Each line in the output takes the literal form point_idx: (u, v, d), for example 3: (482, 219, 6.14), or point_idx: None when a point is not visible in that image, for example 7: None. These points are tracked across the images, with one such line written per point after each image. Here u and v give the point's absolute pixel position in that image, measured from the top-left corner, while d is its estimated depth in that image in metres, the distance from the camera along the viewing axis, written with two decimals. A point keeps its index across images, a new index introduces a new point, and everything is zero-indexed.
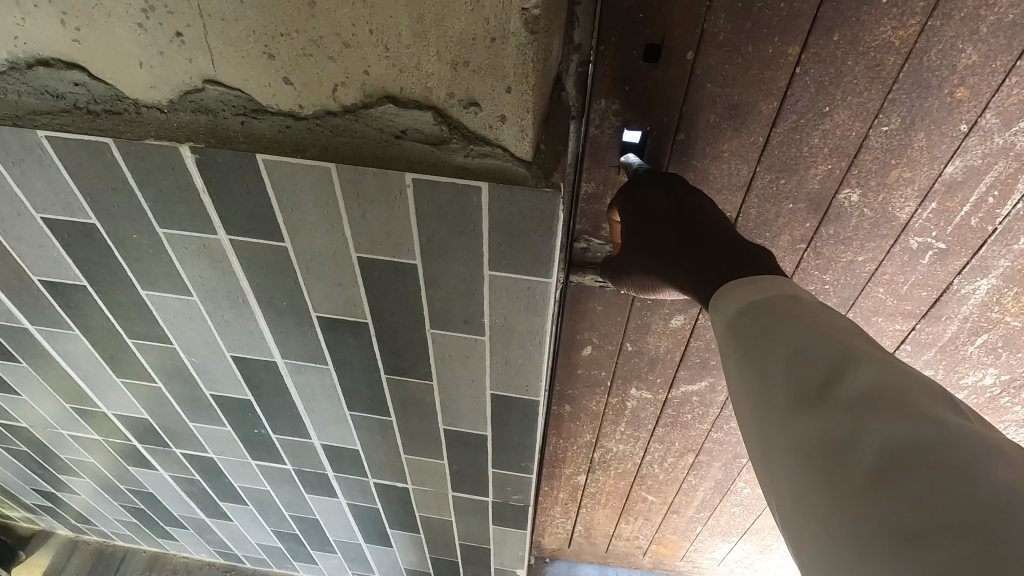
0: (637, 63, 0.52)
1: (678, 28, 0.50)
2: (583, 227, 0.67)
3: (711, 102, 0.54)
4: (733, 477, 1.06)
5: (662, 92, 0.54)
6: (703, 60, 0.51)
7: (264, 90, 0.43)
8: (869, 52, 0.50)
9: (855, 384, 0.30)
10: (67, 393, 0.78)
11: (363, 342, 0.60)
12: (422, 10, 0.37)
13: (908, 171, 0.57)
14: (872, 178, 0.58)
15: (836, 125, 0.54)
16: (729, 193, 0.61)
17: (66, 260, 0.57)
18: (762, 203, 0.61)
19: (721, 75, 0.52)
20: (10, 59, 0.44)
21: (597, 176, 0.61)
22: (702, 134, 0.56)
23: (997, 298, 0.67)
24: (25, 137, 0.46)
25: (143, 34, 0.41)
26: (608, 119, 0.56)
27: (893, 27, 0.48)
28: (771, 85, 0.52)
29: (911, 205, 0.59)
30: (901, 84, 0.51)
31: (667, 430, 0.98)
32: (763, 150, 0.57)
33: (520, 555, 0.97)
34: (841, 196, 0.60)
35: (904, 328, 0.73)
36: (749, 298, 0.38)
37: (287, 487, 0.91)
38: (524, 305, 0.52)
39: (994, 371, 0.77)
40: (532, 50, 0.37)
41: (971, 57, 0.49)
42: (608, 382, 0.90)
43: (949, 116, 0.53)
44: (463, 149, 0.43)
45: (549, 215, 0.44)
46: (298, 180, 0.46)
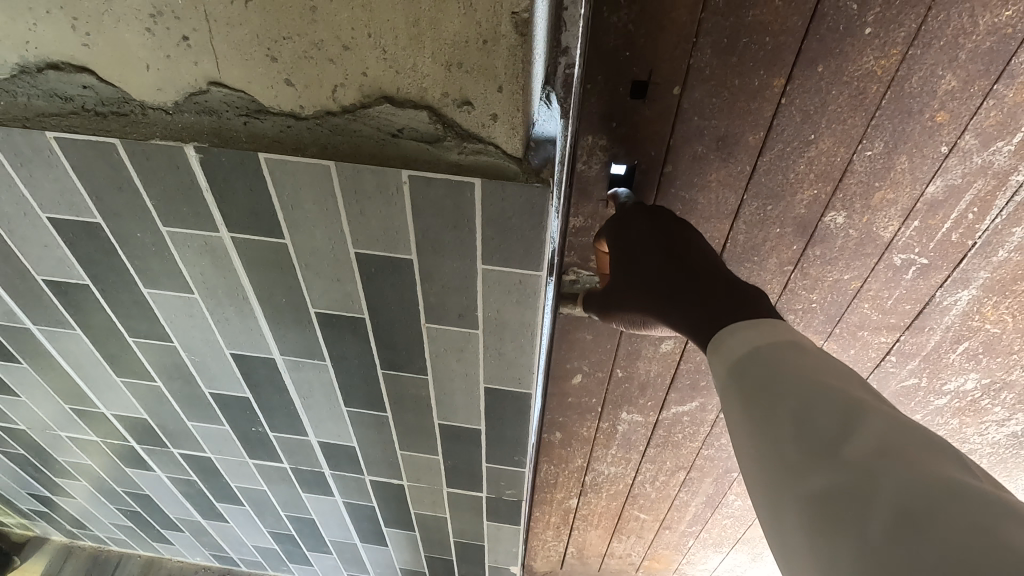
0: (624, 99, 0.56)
1: (664, 64, 0.54)
2: (572, 259, 0.72)
3: (699, 134, 0.58)
4: (724, 491, 1.08)
5: (649, 126, 0.58)
6: (689, 93, 0.56)
7: (266, 91, 0.44)
8: (852, 81, 0.54)
9: (869, 440, 0.30)
10: (67, 394, 0.79)
11: (361, 338, 0.62)
12: (418, 15, 0.39)
13: (891, 193, 0.61)
14: (857, 201, 0.62)
15: (822, 151, 0.58)
16: (716, 222, 0.65)
17: (70, 259, 0.59)
18: (750, 229, 0.66)
19: (708, 108, 0.57)
20: (21, 64, 0.45)
21: (587, 210, 0.66)
22: (690, 165, 0.61)
23: (977, 307, 0.71)
24: (34, 138, 0.48)
25: (150, 38, 0.42)
26: (595, 155, 0.60)
27: (876, 57, 0.52)
28: (758, 117, 0.57)
29: (895, 224, 0.64)
30: (883, 110, 0.56)
31: (658, 450, 1.00)
32: (750, 178, 0.61)
33: (515, 551, 0.99)
34: (828, 219, 0.64)
35: (889, 340, 0.77)
36: (748, 346, 0.38)
37: (284, 487, 0.92)
38: (515, 299, 0.54)
39: (975, 375, 0.81)
40: (522, 52, 0.40)
41: (950, 83, 0.53)
42: (599, 408, 0.93)
43: (930, 139, 0.57)
44: (457, 146, 0.45)
45: (539, 209, 0.46)
46: (299, 177, 0.48)
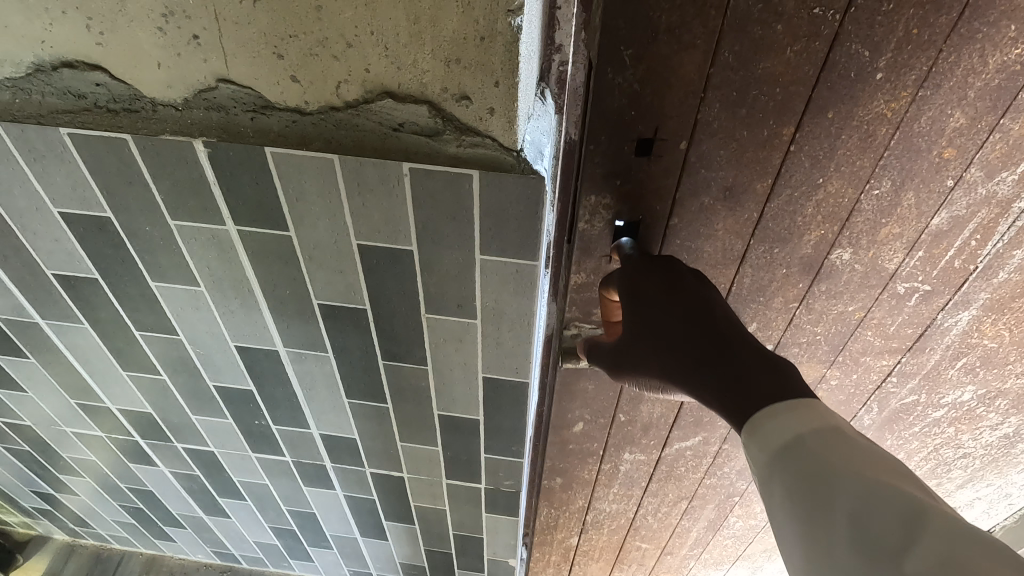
0: (630, 156, 0.65)
1: (671, 121, 0.62)
2: (574, 315, 0.84)
3: (706, 186, 0.68)
4: (724, 515, 1.24)
5: (656, 179, 0.67)
6: (696, 146, 0.64)
7: (273, 88, 0.46)
8: (862, 125, 0.62)
9: (931, 554, 0.33)
10: (73, 389, 0.81)
11: (362, 329, 0.64)
12: (418, 13, 0.41)
13: (897, 227, 0.71)
14: (863, 237, 0.72)
15: (829, 192, 0.68)
16: (722, 266, 0.76)
17: (79, 254, 0.60)
18: (756, 271, 0.76)
19: (715, 158, 0.65)
20: (36, 63, 0.47)
21: (589, 267, 0.77)
22: (697, 215, 0.70)
23: (976, 326, 0.83)
24: (48, 134, 0.50)
25: (161, 37, 0.44)
26: (599, 211, 0.71)
27: (886, 100, 0.60)
28: (768, 164, 0.66)
29: (899, 255, 0.74)
30: (893, 148, 0.64)
31: (660, 484, 1.15)
32: (757, 225, 0.71)
33: (513, 543, 1.00)
34: (835, 256, 0.74)
35: (890, 362, 0.90)
36: (791, 430, 0.43)
37: (286, 480, 0.94)
38: (513, 288, 0.56)
39: (972, 387, 0.94)
40: (517, 48, 0.42)
41: (958, 120, 0.61)
42: (600, 452, 1.07)
43: (938, 172, 0.65)
44: (456, 140, 0.47)
45: (535, 199, 0.48)
46: (304, 170, 0.50)
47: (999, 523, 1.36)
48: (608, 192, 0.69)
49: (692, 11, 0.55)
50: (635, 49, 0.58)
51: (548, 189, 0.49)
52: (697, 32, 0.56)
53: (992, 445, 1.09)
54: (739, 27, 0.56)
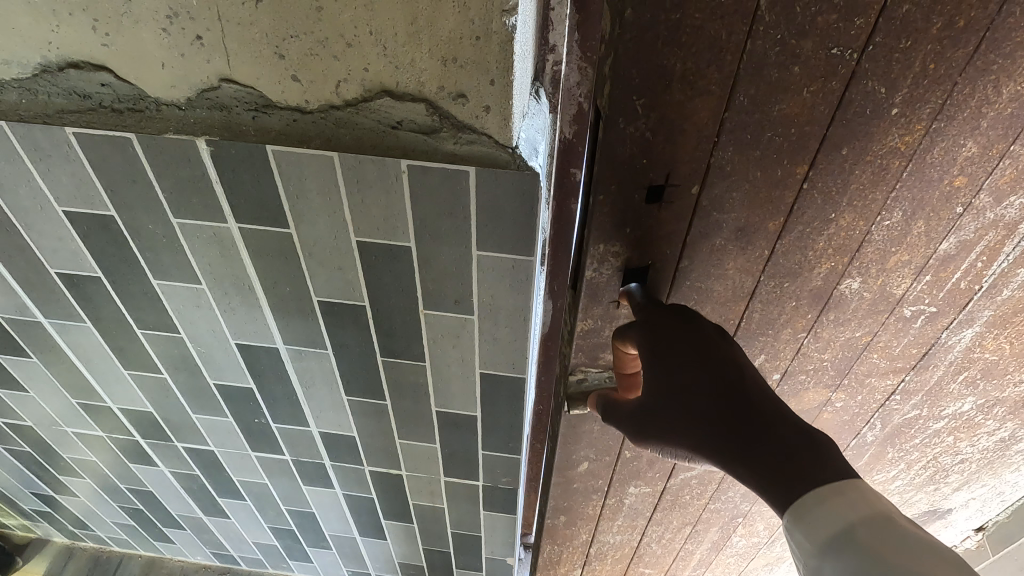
0: (641, 203, 0.68)
1: (683, 168, 0.65)
2: (581, 359, 0.87)
3: (718, 228, 0.71)
4: (728, 535, 1.26)
5: (666, 224, 0.70)
6: (707, 191, 0.68)
7: (274, 87, 0.48)
8: (876, 159, 0.65)
9: None
10: (76, 388, 0.81)
11: (361, 326, 0.65)
12: (416, 13, 0.42)
13: (907, 255, 0.74)
14: (872, 267, 0.75)
15: (842, 225, 0.70)
16: (734, 301, 0.79)
17: (83, 252, 0.61)
18: (766, 307, 0.80)
19: (725, 201, 0.68)
20: (42, 64, 0.48)
21: (597, 312, 0.79)
22: (709, 255, 0.74)
23: (979, 341, 0.86)
24: (54, 133, 0.51)
25: (165, 38, 0.45)
26: (608, 259, 0.73)
27: (901, 134, 0.63)
28: (782, 205, 0.69)
29: (906, 282, 0.77)
30: (906, 179, 0.67)
31: (665, 513, 1.16)
32: (768, 261, 0.74)
33: (510, 542, 1.01)
34: (845, 285, 0.77)
35: (895, 381, 0.92)
36: (840, 519, 0.46)
37: (285, 479, 0.94)
38: (510, 284, 0.57)
39: (972, 399, 0.97)
40: (512, 47, 0.43)
41: (970, 150, 0.64)
42: (606, 488, 1.08)
43: (948, 201, 0.69)
44: (452, 137, 0.48)
45: (530, 194, 0.49)
46: (304, 168, 0.51)
47: (991, 519, 1.37)
48: (617, 239, 0.71)
49: (709, 59, 0.57)
50: (648, 100, 0.60)
51: (542, 185, 0.50)
52: (710, 81, 0.59)
53: (988, 450, 1.10)
54: (755, 71, 0.59)
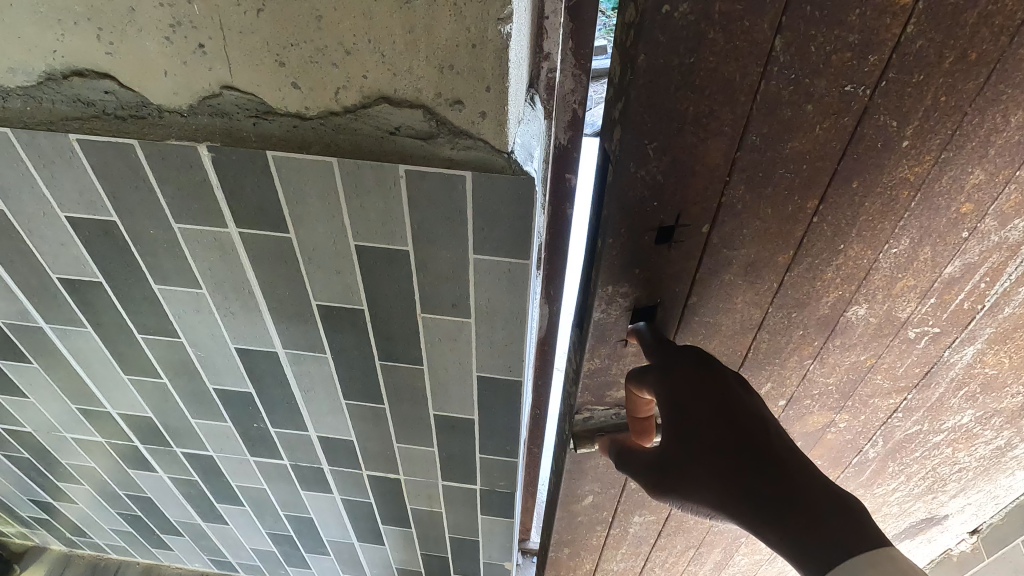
0: (649, 244, 0.66)
1: (693, 207, 0.63)
2: (588, 396, 0.85)
3: (728, 264, 0.69)
4: (731, 554, 1.26)
5: (676, 261, 0.68)
6: (717, 228, 0.66)
7: (274, 95, 0.49)
8: (885, 191, 0.63)
9: None
10: (76, 393, 0.82)
11: (360, 330, 0.66)
12: (413, 21, 0.43)
13: (913, 281, 0.72)
14: (879, 292, 0.73)
15: (850, 256, 0.68)
16: (744, 333, 0.77)
17: (85, 257, 0.62)
18: (773, 336, 0.78)
19: (736, 237, 0.66)
20: (47, 72, 0.49)
21: (606, 349, 0.78)
22: (717, 289, 0.72)
23: (980, 357, 0.86)
24: (57, 140, 0.52)
25: (168, 46, 0.46)
26: (616, 299, 0.71)
27: (910, 165, 0.61)
28: (792, 238, 0.67)
29: (913, 304, 0.75)
30: (914, 209, 0.65)
31: (669, 538, 1.16)
32: (777, 293, 0.72)
33: (508, 547, 1.01)
34: (851, 313, 0.75)
35: (897, 401, 0.92)
36: None
37: (284, 485, 0.95)
38: (506, 287, 0.58)
39: (971, 411, 0.97)
40: (508, 54, 0.44)
41: (978, 176, 0.63)
42: (611, 518, 1.09)
43: (954, 228, 0.67)
44: (450, 143, 0.49)
45: (525, 198, 0.50)
46: (304, 174, 0.52)
47: (985, 522, 1.37)
48: (625, 280, 0.69)
49: (721, 100, 0.56)
50: (659, 143, 0.58)
51: (538, 190, 0.51)
52: (722, 121, 0.57)
53: (985, 458, 1.11)
54: (766, 112, 0.57)
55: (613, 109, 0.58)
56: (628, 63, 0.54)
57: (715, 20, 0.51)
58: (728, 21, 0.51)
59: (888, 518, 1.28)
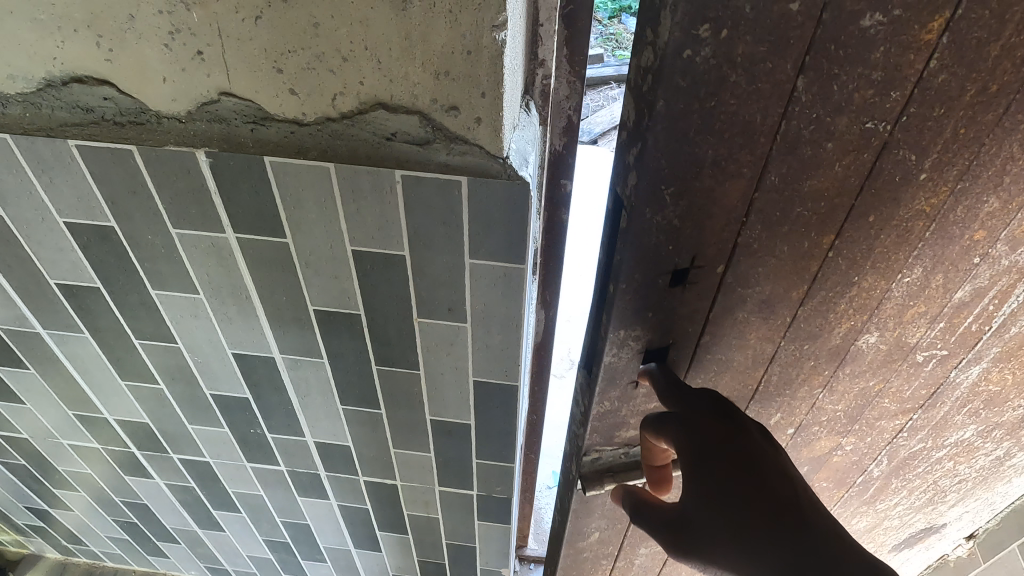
0: (663, 288, 0.62)
1: (710, 248, 0.59)
2: (594, 441, 0.80)
3: (742, 302, 0.65)
4: None
5: (689, 303, 0.64)
6: (732, 269, 0.62)
7: (272, 100, 0.49)
8: (901, 223, 0.59)
9: None
10: (72, 400, 0.82)
11: (356, 334, 0.66)
12: (409, 29, 0.44)
13: (924, 307, 0.69)
14: (890, 321, 0.70)
15: (863, 287, 0.65)
16: (756, 367, 0.74)
17: (83, 263, 0.63)
18: (782, 369, 0.74)
19: (753, 276, 0.63)
20: (46, 78, 0.50)
21: (614, 394, 0.73)
22: (729, 328, 0.68)
23: (985, 375, 0.84)
24: (57, 146, 0.53)
25: (167, 53, 0.47)
26: (627, 344, 0.66)
27: (927, 196, 0.57)
28: (807, 273, 0.63)
29: (921, 329, 0.72)
30: (928, 239, 0.61)
31: (673, 567, 1.15)
32: (789, 327, 0.69)
33: (505, 552, 1.01)
34: (862, 341, 0.72)
35: (903, 421, 0.89)
36: None
37: (280, 491, 0.95)
38: (502, 291, 0.58)
39: (974, 426, 0.95)
40: (502, 60, 0.44)
41: (994, 205, 0.59)
42: (617, 551, 1.07)
43: (965, 255, 0.63)
44: (445, 149, 0.50)
45: (520, 203, 0.51)
46: (301, 179, 0.52)
47: (980, 527, 1.37)
48: (637, 325, 0.65)
49: (740, 143, 0.52)
50: (677, 187, 0.54)
51: (533, 196, 0.51)
52: (743, 162, 0.53)
53: (984, 468, 1.11)
54: (787, 150, 0.53)
55: (625, 153, 0.54)
56: (643, 107, 0.51)
57: (737, 63, 0.47)
58: (751, 61, 0.47)
59: (888, 529, 1.27)
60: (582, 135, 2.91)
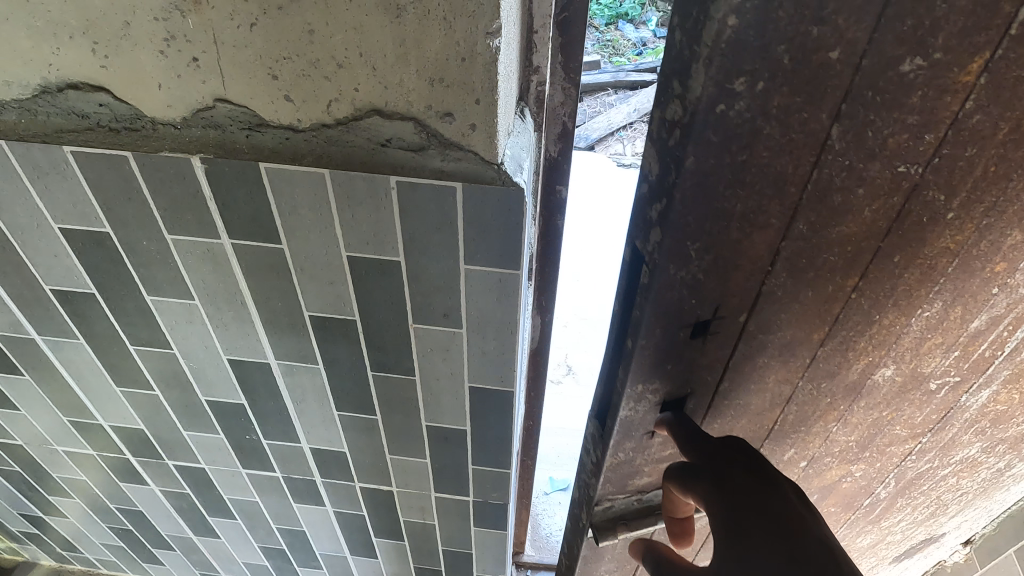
0: (684, 339, 0.63)
1: (732, 298, 0.60)
2: (609, 490, 0.80)
3: (763, 345, 0.65)
4: None
5: (710, 349, 0.65)
6: (754, 315, 0.62)
7: (267, 106, 0.49)
8: (925, 262, 0.58)
9: None
10: (67, 406, 0.82)
11: (351, 340, 0.66)
12: (404, 36, 0.44)
13: (941, 338, 0.66)
14: (907, 353, 0.68)
15: (884, 324, 0.63)
16: (775, 404, 0.73)
17: (78, 269, 0.63)
18: (800, 406, 0.74)
19: (775, 321, 0.62)
20: (42, 84, 0.50)
21: (632, 442, 0.73)
22: (748, 369, 0.68)
23: (994, 398, 0.80)
24: (52, 152, 0.53)
25: (163, 59, 0.47)
26: (645, 397, 0.67)
27: (952, 234, 0.56)
28: (828, 316, 0.62)
29: (936, 359, 0.70)
30: (951, 274, 0.59)
31: None
32: (809, 364, 0.68)
33: (502, 559, 1.01)
34: (878, 374, 0.70)
35: (912, 445, 0.87)
36: None
37: (276, 497, 0.94)
38: (497, 297, 0.58)
39: (980, 443, 0.93)
40: (497, 67, 0.45)
41: (1017, 237, 0.57)
42: None
43: (986, 287, 0.61)
44: (440, 154, 0.50)
45: (515, 209, 0.51)
46: (296, 185, 0.52)
47: (977, 533, 1.37)
48: (656, 377, 0.66)
49: (770, 194, 0.52)
50: (703, 243, 0.55)
51: (527, 202, 0.52)
52: (771, 213, 0.53)
53: (985, 480, 1.10)
54: (816, 198, 0.53)
55: (648, 208, 0.54)
56: (670, 163, 0.51)
57: (772, 115, 0.47)
58: (787, 112, 0.47)
59: (889, 542, 1.26)
60: (579, 141, 2.91)
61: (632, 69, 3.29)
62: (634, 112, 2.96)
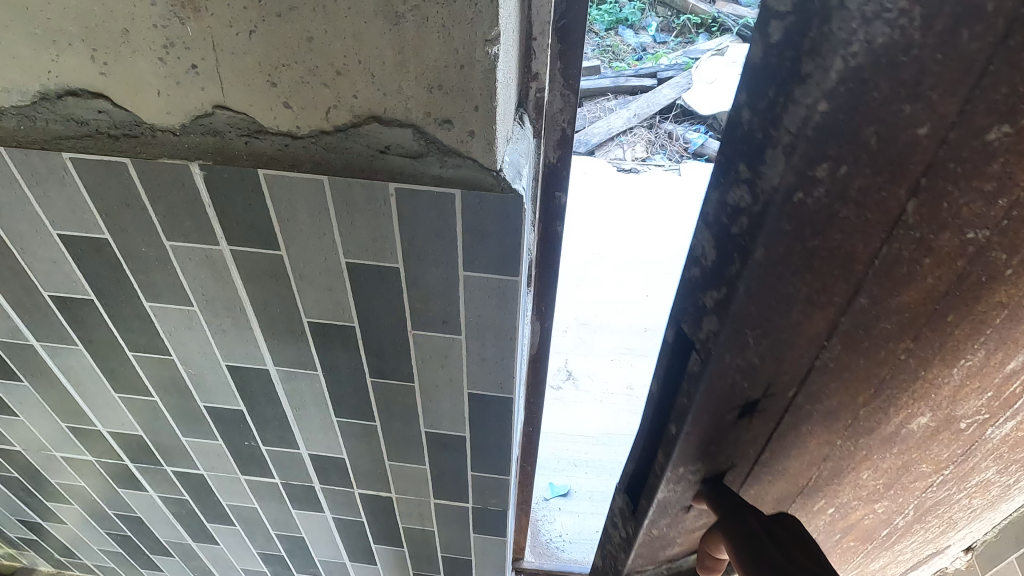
0: (731, 421, 0.57)
1: (783, 379, 0.53)
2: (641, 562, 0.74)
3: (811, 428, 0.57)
4: None
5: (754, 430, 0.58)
6: (802, 395, 0.54)
7: (266, 113, 0.49)
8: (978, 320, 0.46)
9: None
10: (65, 412, 0.82)
11: (350, 347, 0.66)
12: (402, 44, 0.44)
13: (982, 390, 0.51)
14: (942, 412, 0.53)
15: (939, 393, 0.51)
16: (840, 478, 0.63)
17: (76, 275, 0.63)
18: (871, 477, 0.63)
19: (828, 403, 0.54)
20: (41, 92, 0.50)
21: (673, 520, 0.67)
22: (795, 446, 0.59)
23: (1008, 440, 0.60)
24: (51, 158, 0.53)
25: (162, 67, 0.47)
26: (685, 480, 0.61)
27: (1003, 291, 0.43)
28: (892, 396, 0.52)
29: (981, 415, 0.54)
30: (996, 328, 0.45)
31: None
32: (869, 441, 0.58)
33: (501, 565, 1.00)
34: (920, 437, 0.57)
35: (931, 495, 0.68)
36: None
37: (275, 503, 0.94)
38: (495, 303, 0.58)
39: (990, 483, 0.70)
40: (495, 74, 0.45)
41: None
42: None
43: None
44: (439, 161, 0.50)
45: (514, 215, 0.51)
46: (295, 192, 0.52)
47: None
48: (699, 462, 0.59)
49: (837, 274, 0.45)
50: (760, 329, 0.49)
51: (527, 209, 0.51)
52: (831, 297, 0.46)
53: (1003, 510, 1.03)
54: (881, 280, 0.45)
55: (703, 295, 0.49)
56: (733, 250, 0.46)
57: (851, 199, 0.41)
58: (866, 191, 0.41)
59: None
60: (579, 145, 2.90)
61: (632, 74, 3.30)
62: (636, 118, 2.95)
